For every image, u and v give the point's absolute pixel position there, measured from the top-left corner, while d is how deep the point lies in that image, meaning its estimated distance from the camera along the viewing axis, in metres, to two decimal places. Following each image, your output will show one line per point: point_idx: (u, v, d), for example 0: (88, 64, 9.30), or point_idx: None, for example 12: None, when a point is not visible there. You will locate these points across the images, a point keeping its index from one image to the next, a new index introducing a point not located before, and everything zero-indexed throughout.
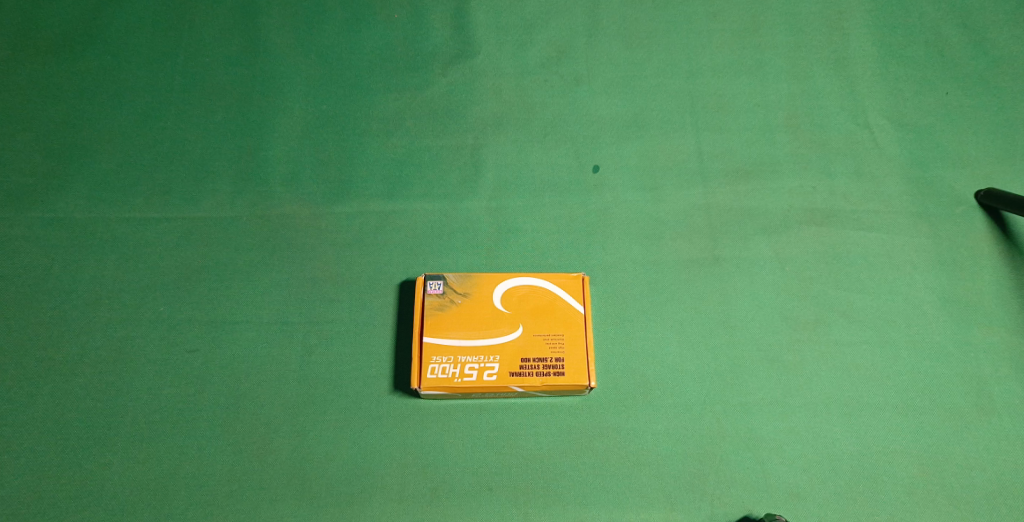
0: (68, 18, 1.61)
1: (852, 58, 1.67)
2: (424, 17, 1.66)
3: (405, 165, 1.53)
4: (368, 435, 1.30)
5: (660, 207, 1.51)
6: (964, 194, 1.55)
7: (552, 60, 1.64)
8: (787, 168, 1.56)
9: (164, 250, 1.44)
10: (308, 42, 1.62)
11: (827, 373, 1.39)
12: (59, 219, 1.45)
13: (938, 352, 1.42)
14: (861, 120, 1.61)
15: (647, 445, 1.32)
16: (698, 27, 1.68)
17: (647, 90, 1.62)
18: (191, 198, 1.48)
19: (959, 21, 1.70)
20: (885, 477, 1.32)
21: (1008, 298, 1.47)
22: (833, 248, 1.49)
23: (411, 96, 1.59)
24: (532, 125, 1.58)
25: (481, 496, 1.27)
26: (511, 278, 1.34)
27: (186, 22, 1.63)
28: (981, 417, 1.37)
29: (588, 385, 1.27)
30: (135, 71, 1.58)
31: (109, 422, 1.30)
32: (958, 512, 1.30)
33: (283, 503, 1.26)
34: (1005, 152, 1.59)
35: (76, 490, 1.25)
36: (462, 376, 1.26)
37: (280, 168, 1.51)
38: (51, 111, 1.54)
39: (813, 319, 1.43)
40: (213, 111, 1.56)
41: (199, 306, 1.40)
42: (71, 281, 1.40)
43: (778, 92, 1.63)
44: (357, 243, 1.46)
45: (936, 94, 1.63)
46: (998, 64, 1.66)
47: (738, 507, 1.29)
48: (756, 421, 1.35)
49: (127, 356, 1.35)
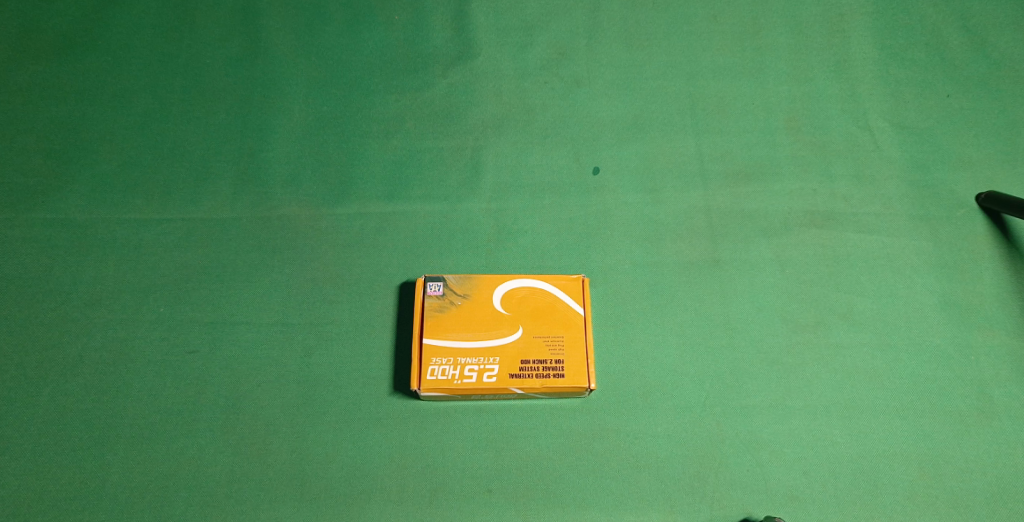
0: (66, 18, 1.60)
1: (854, 60, 1.66)
2: (424, 18, 1.65)
3: (404, 167, 1.52)
4: (368, 437, 1.31)
5: (660, 209, 1.51)
6: (965, 197, 1.55)
7: (552, 62, 1.63)
8: (788, 170, 1.55)
9: (164, 250, 1.43)
10: (307, 42, 1.61)
11: (826, 374, 1.39)
12: (58, 219, 1.44)
13: (938, 356, 1.42)
14: (862, 123, 1.60)
15: (647, 447, 1.32)
16: (699, 29, 1.67)
17: (647, 92, 1.61)
18: (191, 199, 1.47)
19: (960, 23, 1.69)
20: (884, 479, 1.33)
21: (1008, 301, 1.47)
22: (834, 251, 1.49)
23: (410, 97, 1.58)
24: (532, 127, 1.57)
25: (481, 497, 1.28)
26: (511, 280, 1.34)
27: (185, 22, 1.61)
28: (981, 420, 1.37)
29: (588, 387, 1.27)
30: (135, 71, 1.57)
31: (109, 423, 1.30)
32: (957, 515, 1.31)
33: (284, 505, 1.26)
34: (1006, 155, 1.58)
35: (76, 491, 1.25)
36: (462, 377, 1.26)
37: (280, 169, 1.51)
38: (50, 111, 1.53)
39: (814, 321, 1.43)
40: (212, 111, 1.55)
41: (199, 307, 1.40)
42: (71, 282, 1.40)
43: (779, 94, 1.62)
44: (357, 245, 1.46)
45: (937, 96, 1.63)
46: (999, 67, 1.65)
47: (739, 509, 1.29)
48: (756, 423, 1.35)
49: (127, 357, 1.35)
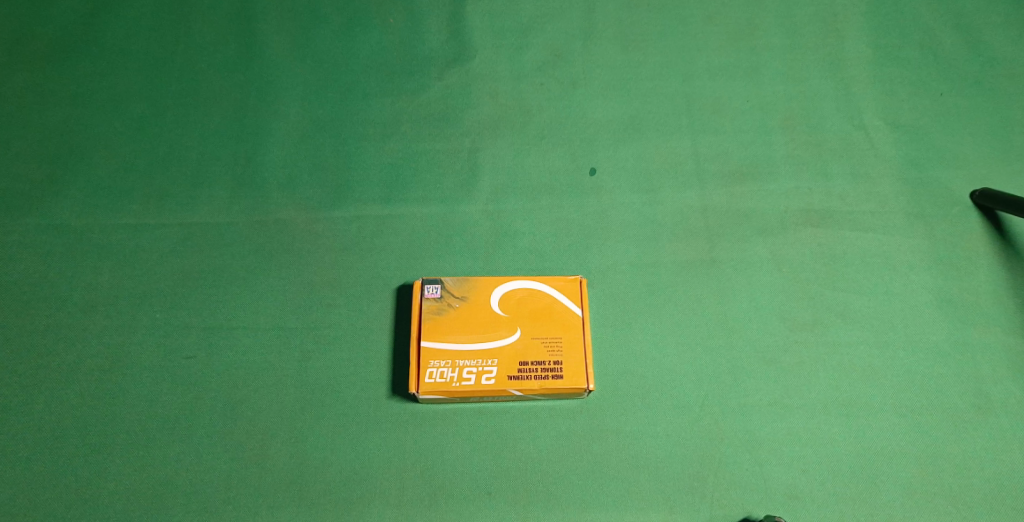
0: (60, 24, 1.60)
1: (849, 60, 1.66)
2: (419, 21, 1.65)
3: (401, 170, 1.52)
4: (367, 440, 1.31)
5: (657, 209, 1.51)
6: (961, 194, 1.55)
7: (548, 64, 1.63)
8: (784, 169, 1.56)
9: (160, 256, 1.43)
10: (303, 46, 1.61)
11: (825, 373, 1.40)
12: (54, 226, 1.44)
13: (935, 353, 1.42)
14: (858, 122, 1.61)
15: (646, 448, 1.32)
16: (694, 30, 1.68)
17: (643, 92, 1.62)
18: (187, 204, 1.47)
19: (954, 22, 1.70)
20: (883, 477, 1.33)
21: (1004, 298, 1.47)
22: (830, 249, 1.49)
23: (407, 100, 1.58)
24: (528, 129, 1.57)
25: (481, 500, 1.27)
26: (509, 282, 1.34)
27: (180, 27, 1.61)
28: (979, 417, 1.38)
29: (586, 388, 1.27)
30: (131, 76, 1.57)
31: (107, 430, 1.30)
32: (957, 512, 1.31)
33: (283, 510, 1.26)
34: (1001, 152, 1.58)
35: (74, 498, 1.25)
36: (460, 380, 1.26)
37: (276, 173, 1.51)
38: (45, 117, 1.53)
39: (811, 320, 1.44)
40: (208, 116, 1.55)
41: (196, 312, 1.40)
42: (68, 288, 1.40)
43: (774, 94, 1.62)
44: (355, 248, 1.45)
45: (932, 95, 1.63)
46: (993, 65, 1.66)
47: (739, 508, 1.29)
48: (755, 422, 1.35)
49: (125, 363, 1.35)
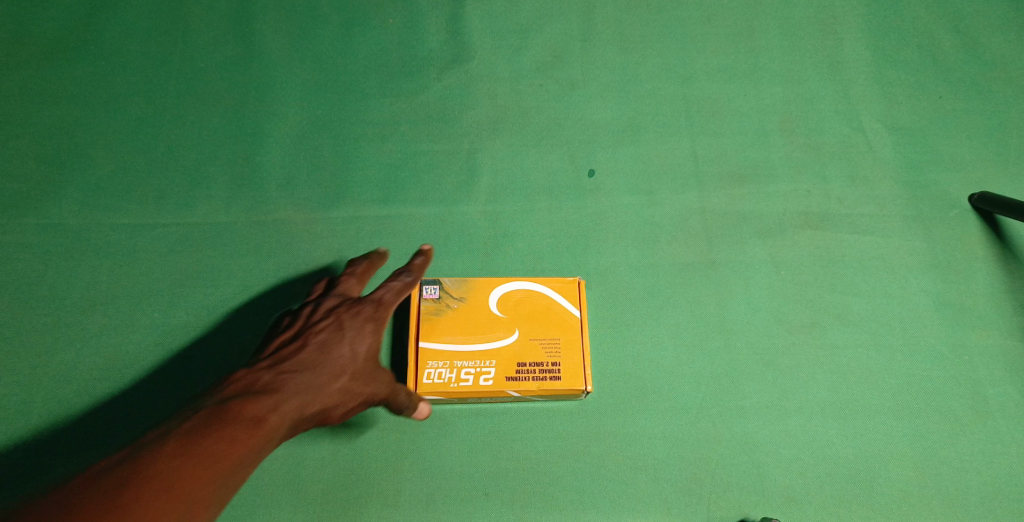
0: (60, 23, 1.60)
1: (847, 63, 1.67)
2: (418, 22, 1.65)
3: (400, 171, 1.52)
4: (364, 440, 1.30)
5: (655, 211, 1.51)
6: (958, 198, 1.56)
7: (547, 66, 1.63)
8: (782, 172, 1.56)
9: (159, 255, 1.43)
10: (302, 45, 1.61)
11: (823, 375, 1.40)
12: (52, 225, 1.44)
13: (933, 355, 1.42)
14: (856, 124, 1.61)
15: (644, 449, 1.32)
16: (693, 32, 1.68)
17: (642, 94, 1.62)
18: (186, 203, 1.47)
19: (952, 25, 1.70)
20: (880, 479, 1.33)
21: (1001, 301, 1.47)
22: (828, 252, 1.50)
23: (405, 101, 1.58)
24: (527, 130, 1.57)
25: (478, 501, 1.27)
26: (507, 283, 1.34)
27: (180, 26, 1.61)
28: (975, 420, 1.38)
29: (584, 389, 1.27)
30: (130, 75, 1.57)
31: (105, 430, 1.30)
32: (955, 514, 1.31)
33: (280, 510, 1.26)
34: (998, 156, 1.59)
35: None
36: (458, 380, 1.26)
37: (275, 172, 1.51)
38: (43, 116, 1.52)
39: (809, 322, 1.44)
40: (207, 115, 1.54)
41: (194, 312, 1.39)
42: (65, 288, 1.39)
43: (773, 96, 1.63)
44: (353, 248, 1.45)
45: (929, 97, 1.64)
46: (990, 68, 1.66)
47: (736, 511, 1.29)
48: (752, 425, 1.35)
49: (121, 363, 1.35)
